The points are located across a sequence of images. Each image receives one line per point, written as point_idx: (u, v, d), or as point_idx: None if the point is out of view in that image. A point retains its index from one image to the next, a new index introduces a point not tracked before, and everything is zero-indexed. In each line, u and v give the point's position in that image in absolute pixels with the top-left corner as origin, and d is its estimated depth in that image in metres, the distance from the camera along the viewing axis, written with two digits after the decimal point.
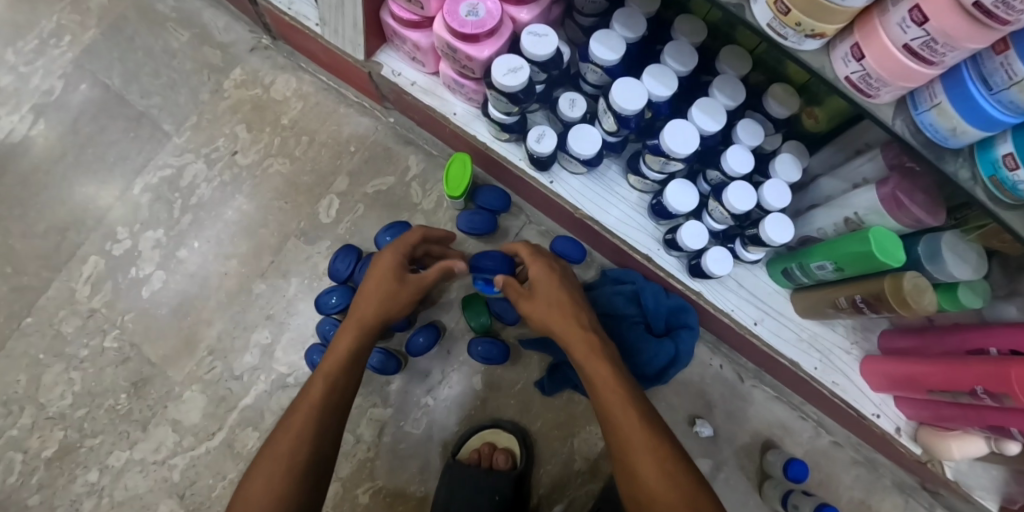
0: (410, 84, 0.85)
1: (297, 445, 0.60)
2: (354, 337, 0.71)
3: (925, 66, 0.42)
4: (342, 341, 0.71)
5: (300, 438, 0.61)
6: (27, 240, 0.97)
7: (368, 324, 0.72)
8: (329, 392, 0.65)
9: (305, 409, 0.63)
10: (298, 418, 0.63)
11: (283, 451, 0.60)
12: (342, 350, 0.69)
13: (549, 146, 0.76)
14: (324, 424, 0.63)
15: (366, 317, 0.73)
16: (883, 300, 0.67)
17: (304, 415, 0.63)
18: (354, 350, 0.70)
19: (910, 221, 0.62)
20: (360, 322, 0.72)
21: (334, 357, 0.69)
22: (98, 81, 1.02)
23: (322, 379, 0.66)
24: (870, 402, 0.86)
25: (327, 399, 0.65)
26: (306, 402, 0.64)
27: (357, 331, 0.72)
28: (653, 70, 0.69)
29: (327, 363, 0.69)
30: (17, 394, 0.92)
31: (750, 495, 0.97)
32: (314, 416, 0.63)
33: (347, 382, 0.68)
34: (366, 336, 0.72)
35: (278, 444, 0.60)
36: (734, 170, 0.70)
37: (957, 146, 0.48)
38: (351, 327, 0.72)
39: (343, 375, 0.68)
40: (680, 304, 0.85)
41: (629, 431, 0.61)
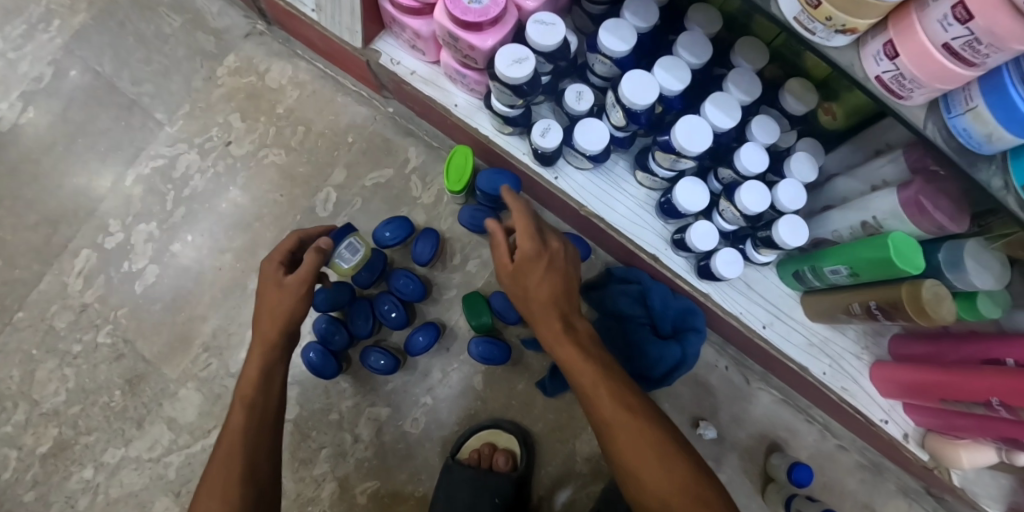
0: (409, 74, 0.82)
1: (225, 491, 0.59)
2: (260, 358, 0.67)
3: (965, 67, 0.39)
4: (249, 371, 0.67)
5: (228, 479, 0.60)
6: (18, 233, 0.94)
7: (273, 340, 0.68)
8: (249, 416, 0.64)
9: (230, 445, 0.62)
10: (219, 463, 0.61)
11: (217, 495, 0.59)
12: (254, 375, 0.67)
13: (554, 141, 0.73)
14: (253, 463, 0.62)
15: (271, 333, 0.68)
16: (899, 308, 0.65)
17: (228, 457, 0.61)
18: (267, 375, 0.67)
19: (932, 227, 0.60)
20: (263, 341, 0.68)
21: (248, 386, 0.66)
22: (88, 67, 0.98)
23: (241, 412, 0.64)
24: (879, 407, 0.84)
25: (248, 438, 0.63)
26: (229, 432, 0.63)
27: (264, 354, 0.67)
28: (666, 63, 0.66)
29: (245, 392, 0.66)
30: (10, 390, 0.90)
31: (752, 498, 0.96)
32: (240, 454, 0.61)
33: (265, 412, 0.65)
34: (278, 353, 0.68)
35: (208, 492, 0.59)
36: (747, 169, 0.67)
37: (991, 152, 0.45)
38: (256, 350, 0.68)
39: (262, 401, 0.65)
40: (688, 306, 0.82)
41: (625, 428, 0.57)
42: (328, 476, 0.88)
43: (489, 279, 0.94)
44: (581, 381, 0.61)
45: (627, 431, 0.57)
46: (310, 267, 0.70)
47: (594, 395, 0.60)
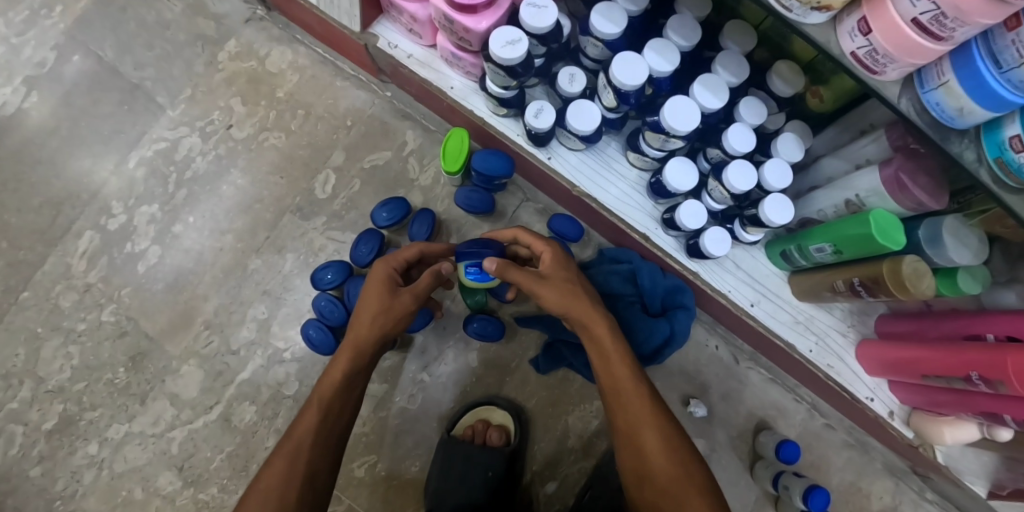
0: (406, 57, 0.83)
1: (283, 489, 0.60)
2: (347, 362, 0.69)
3: (935, 42, 0.41)
4: (334, 372, 0.69)
5: (288, 477, 0.61)
6: (23, 215, 0.96)
7: (362, 349, 0.70)
8: (321, 419, 0.66)
9: (295, 443, 0.64)
10: (284, 457, 0.62)
11: (272, 491, 0.60)
12: (338, 377, 0.68)
13: (547, 122, 0.75)
14: (315, 464, 0.63)
15: (363, 342, 0.70)
16: (881, 284, 0.67)
17: (291, 456, 0.62)
18: (348, 384, 0.69)
19: (911, 204, 0.62)
20: (355, 348, 0.69)
21: (326, 389, 0.67)
22: (90, 52, 1.00)
23: (315, 413, 0.66)
24: (865, 385, 0.86)
25: (315, 437, 0.64)
26: (299, 429, 0.65)
27: (351, 359, 0.69)
28: (655, 45, 0.67)
29: (323, 392, 0.67)
30: (16, 368, 0.92)
31: (741, 475, 0.98)
32: (303, 456, 0.63)
33: (337, 418, 0.67)
34: (360, 362, 0.70)
35: (266, 482, 0.61)
36: (735, 149, 0.69)
37: (963, 126, 0.47)
38: (346, 352, 0.70)
39: (336, 408, 0.67)
40: (677, 284, 0.85)
41: (641, 429, 0.63)
42: None
43: None
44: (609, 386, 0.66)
45: (649, 431, 0.63)
46: (423, 287, 0.74)
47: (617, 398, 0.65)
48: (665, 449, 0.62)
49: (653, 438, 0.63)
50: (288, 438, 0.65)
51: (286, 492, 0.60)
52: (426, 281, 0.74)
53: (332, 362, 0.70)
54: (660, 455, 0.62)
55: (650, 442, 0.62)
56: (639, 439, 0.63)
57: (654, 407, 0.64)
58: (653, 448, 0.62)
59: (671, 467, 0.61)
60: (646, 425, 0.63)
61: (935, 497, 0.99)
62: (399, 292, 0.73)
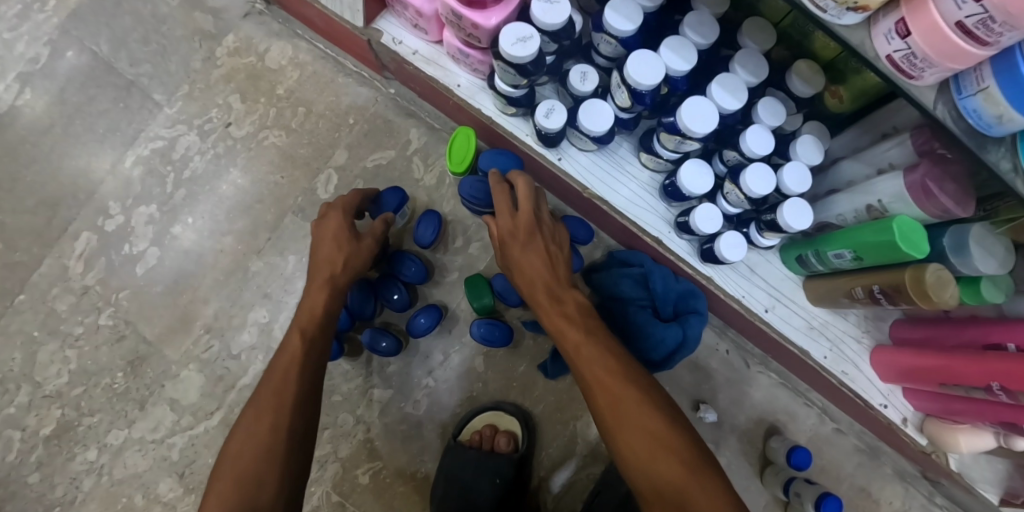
0: (411, 54, 0.81)
1: (275, 419, 0.60)
2: (324, 297, 0.73)
3: (978, 47, 0.38)
4: (279, 369, 0.65)
5: (280, 402, 0.61)
6: (18, 216, 0.94)
7: (334, 283, 0.74)
8: (307, 347, 0.67)
9: (281, 370, 0.64)
10: (270, 390, 0.62)
11: (263, 419, 0.60)
12: (315, 310, 0.71)
13: (558, 122, 0.72)
14: (305, 388, 0.64)
15: (335, 278, 0.75)
16: (902, 292, 0.65)
17: (280, 384, 0.63)
18: (313, 342, 0.68)
19: (937, 211, 0.59)
20: (331, 281, 0.74)
21: (305, 326, 0.70)
22: (85, 48, 0.97)
23: (298, 342, 0.67)
24: (878, 391, 0.85)
25: (279, 434, 0.59)
26: (285, 358, 0.65)
27: (324, 291, 0.73)
28: (671, 43, 0.65)
29: (302, 324, 0.70)
30: (13, 372, 0.90)
31: (751, 480, 0.97)
32: (292, 382, 0.63)
33: (319, 347, 0.69)
34: (336, 296, 0.74)
35: (255, 415, 0.60)
36: (753, 151, 0.67)
37: (1001, 134, 0.44)
38: (318, 287, 0.74)
39: (317, 337, 0.69)
40: (689, 289, 0.82)
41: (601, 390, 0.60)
42: (330, 457, 0.88)
43: (492, 262, 0.94)
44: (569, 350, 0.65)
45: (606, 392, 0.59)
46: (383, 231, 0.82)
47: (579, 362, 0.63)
48: (658, 446, 0.55)
49: (643, 434, 0.56)
50: (234, 443, 0.59)
51: (279, 417, 0.60)
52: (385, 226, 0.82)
53: (275, 359, 0.66)
54: (654, 453, 0.54)
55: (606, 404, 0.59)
56: (627, 441, 0.56)
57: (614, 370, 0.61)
58: (644, 445, 0.55)
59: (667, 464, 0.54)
60: (632, 425, 0.56)
61: (946, 504, 0.98)
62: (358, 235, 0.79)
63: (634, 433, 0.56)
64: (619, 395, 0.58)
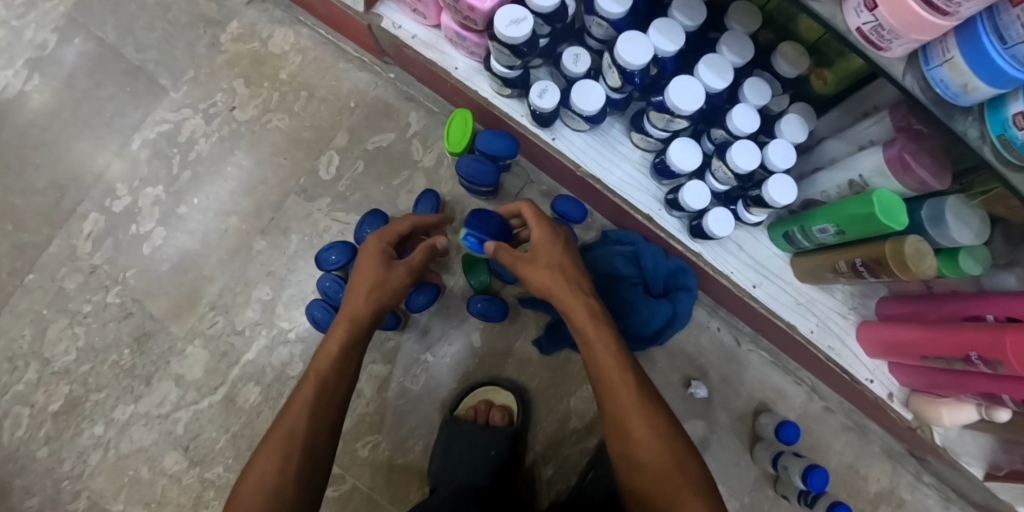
0: (410, 38, 0.83)
1: (281, 468, 0.59)
2: (346, 333, 0.69)
3: (940, 17, 0.41)
4: (292, 411, 0.63)
5: (289, 449, 0.60)
6: (27, 197, 0.96)
7: (359, 316, 0.70)
8: (320, 393, 0.64)
9: (293, 413, 0.63)
10: (281, 430, 0.61)
11: (271, 469, 0.59)
12: (335, 348, 0.68)
13: (551, 102, 0.74)
14: (315, 433, 0.62)
15: (361, 312, 0.70)
16: (882, 263, 0.67)
17: (290, 427, 0.61)
18: (333, 384, 0.66)
19: (914, 184, 0.62)
20: (351, 318, 0.69)
21: (326, 367, 0.66)
22: (92, 35, 0.99)
23: (313, 383, 0.65)
24: (864, 366, 0.87)
25: (283, 487, 0.58)
26: (296, 401, 0.63)
27: (346, 327, 0.69)
28: (660, 25, 0.67)
29: (323, 365, 0.66)
30: (22, 349, 0.93)
31: (741, 456, 0.99)
32: (302, 426, 0.62)
33: (335, 390, 0.66)
34: (358, 330, 0.70)
35: (262, 464, 0.59)
36: (739, 129, 0.69)
37: (967, 103, 0.47)
38: (342, 321, 0.70)
39: (333, 379, 0.66)
40: (679, 266, 0.85)
41: (631, 415, 0.61)
42: None
43: None
44: (598, 369, 0.64)
45: (634, 416, 0.61)
46: (415, 260, 0.76)
47: (608, 383, 0.63)
48: (680, 481, 0.58)
49: (664, 466, 0.59)
50: (244, 486, 0.59)
51: (286, 469, 0.59)
52: (421, 252, 0.77)
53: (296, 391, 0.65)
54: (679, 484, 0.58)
55: (637, 428, 0.61)
56: (651, 468, 0.59)
57: (644, 397, 0.62)
58: (670, 475, 0.59)
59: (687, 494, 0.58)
60: (659, 456, 0.60)
61: (933, 481, 1.01)
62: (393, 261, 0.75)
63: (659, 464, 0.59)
64: (649, 426, 0.61)
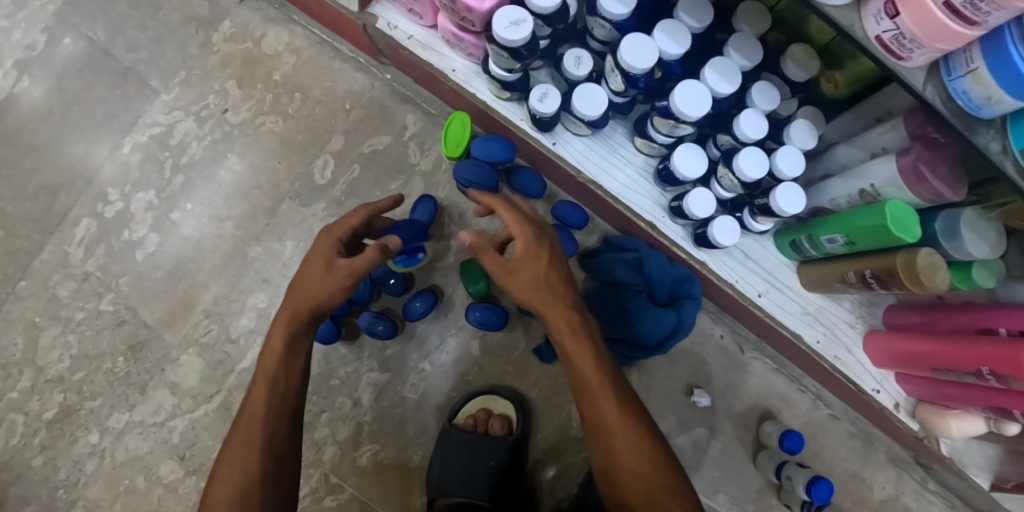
0: (406, 38, 0.81)
1: (247, 457, 0.61)
2: (284, 330, 0.64)
3: (967, 26, 0.38)
4: (249, 408, 0.63)
5: (253, 434, 0.61)
6: (17, 203, 0.94)
7: (297, 315, 0.64)
8: (272, 388, 0.63)
9: (251, 409, 0.63)
10: (241, 428, 0.62)
11: (237, 459, 0.61)
12: (278, 347, 0.64)
13: (552, 106, 0.72)
14: (274, 426, 0.63)
15: (298, 312, 0.64)
16: (894, 276, 0.65)
17: (249, 424, 0.62)
18: (282, 379, 0.64)
19: (929, 195, 0.59)
20: (290, 317, 0.63)
21: (269, 366, 0.64)
22: (81, 35, 0.97)
23: (263, 383, 0.64)
24: (871, 376, 0.85)
25: (250, 472, 0.60)
26: (252, 399, 0.63)
27: (286, 328, 0.64)
28: (666, 26, 0.64)
29: (268, 364, 0.64)
30: (15, 357, 0.92)
31: (744, 464, 0.98)
32: (260, 422, 0.62)
33: (287, 386, 0.64)
34: (298, 328, 0.65)
35: (229, 458, 0.61)
36: (746, 135, 0.67)
37: (990, 116, 0.44)
38: (281, 321, 0.65)
39: (282, 376, 0.64)
40: (685, 274, 0.83)
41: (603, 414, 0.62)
42: (328, 439, 0.90)
43: None
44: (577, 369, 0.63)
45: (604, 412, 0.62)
46: (363, 262, 0.63)
47: (587, 385, 0.63)
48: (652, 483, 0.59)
49: (647, 477, 0.59)
50: (218, 476, 0.61)
51: (250, 462, 0.60)
52: (364, 252, 0.63)
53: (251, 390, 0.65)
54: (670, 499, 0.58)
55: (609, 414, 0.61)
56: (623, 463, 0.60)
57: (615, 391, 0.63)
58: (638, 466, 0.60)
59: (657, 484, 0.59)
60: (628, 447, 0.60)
61: (938, 489, 0.99)
62: (338, 261, 0.64)
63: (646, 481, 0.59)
64: (614, 431, 0.61)
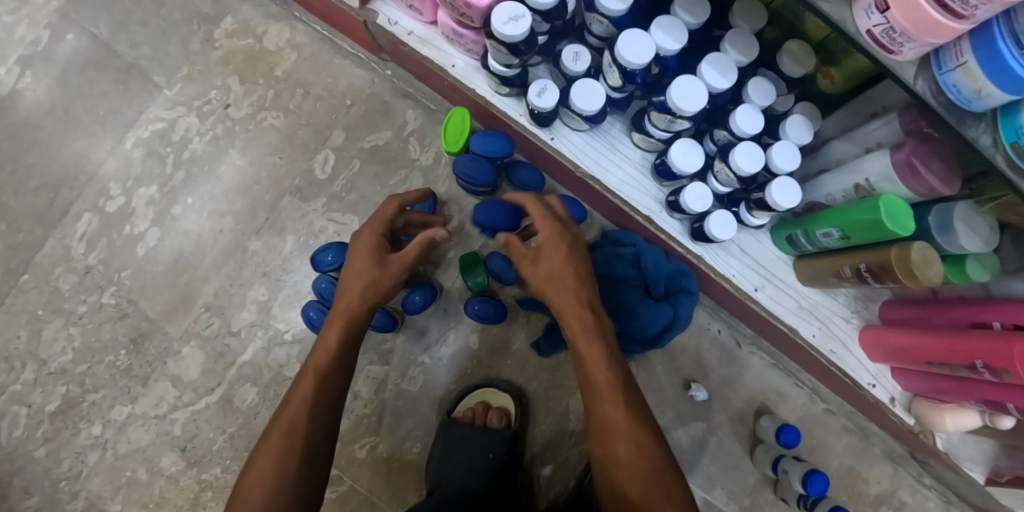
0: (407, 34, 0.82)
1: (285, 454, 0.58)
2: (341, 329, 0.68)
3: (954, 21, 0.39)
4: (293, 404, 0.62)
5: (293, 429, 0.60)
6: (21, 197, 0.95)
7: (354, 313, 0.69)
8: (321, 384, 0.64)
9: (293, 406, 0.62)
10: (281, 424, 0.60)
11: (273, 454, 0.58)
12: (332, 343, 0.67)
13: (550, 101, 0.73)
14: (315, 425, 0.62)
15: (356, 309, 0.69)
16: (888, 270, 0.66)
17: (291, 420, 0.61)
18: (332, 377, 0.65)
19: (923, 189, 0.60)
20: (347, 314, 0.68)
21: (323, 362, 0.65)
22: (84, 31, 0.98)
23: (312, 379, 0.64)
24: (867, 371, 0.86)
25: (285, 470, 0.58)
26: (296, 394, 0.63)
27: (342, 325, 0.68)
28: (663, 22, 0.65)
29: (319, 361, 0.66)
30: (19, 350, 0.92)
31: (741, 459, 0.99)
32: (303, 418, 0.61)
33: (335, 385, 0.65)
34: (354, 327, 0.69)
35: (265, 454, 0.58)
36: (742, 130, 0.67)
37: (980, 109, 0.45)
38: (337, 321, 0.68)
39: (332, 375, 0.65)
40: (681, 268, 0.84)
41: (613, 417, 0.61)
42: None
43: (487, 241, 0.95)
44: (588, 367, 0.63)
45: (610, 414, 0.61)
46: (411, 253, 0.72)
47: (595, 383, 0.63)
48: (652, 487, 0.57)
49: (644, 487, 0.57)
50: (247, 477, 0.58)
51: (289, 458, 0.58)
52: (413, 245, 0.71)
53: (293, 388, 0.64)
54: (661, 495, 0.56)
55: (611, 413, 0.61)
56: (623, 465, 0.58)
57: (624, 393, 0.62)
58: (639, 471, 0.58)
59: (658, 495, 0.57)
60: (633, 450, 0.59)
61: (933, 483, 1.00)
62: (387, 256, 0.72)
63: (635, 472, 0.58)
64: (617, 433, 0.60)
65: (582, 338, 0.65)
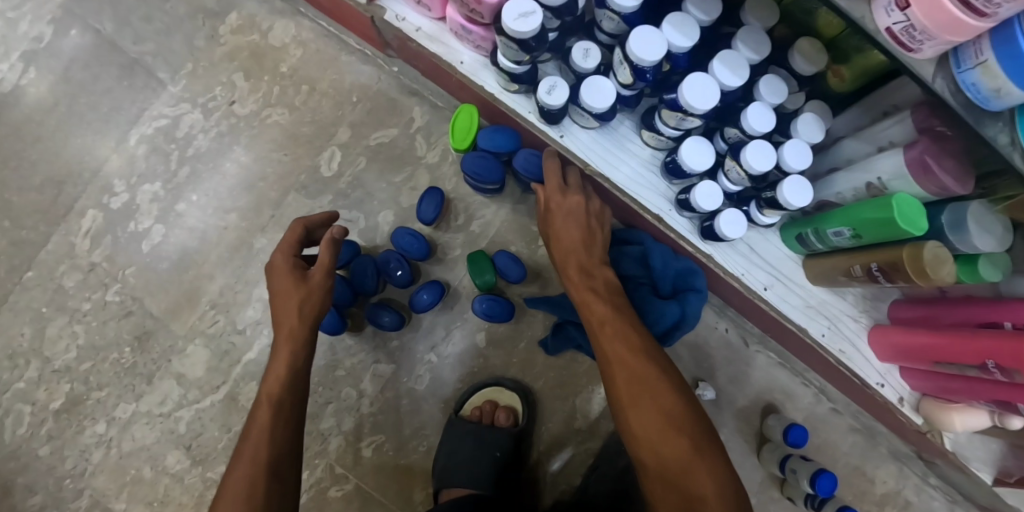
0: (414, 30, 0.81)
1: (251, 488, 0.56)
2: (291, 351, 0.68)
3: (975, 18, 0.38)
4: (250, 438, 0.61)
5: (256, 459, 0.58)
6: (24, 194, 0.95)
7: (297, 332, 0.69)
8: (277, 411, 0.63)
9: (253, 439, 0.60)
10: (244, 457, 0.59)
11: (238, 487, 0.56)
12: (282, 367, 0.67)
13: (560, 98, 0.72)
14: (278, 453, 0.60)
15: (297, 327, 0.69)
16: (900, 269, 0.65)
17: (253, 451, 0.59)
18: (287, 402, 0.64)
19: (935, 188, 0.59)
20: (291, 334, 0.68)
21: (274, 389, 0.65)
22: (88, 26, 0.97)
23: (266, 409, 0.63)
24: (875, 371, 0.86)
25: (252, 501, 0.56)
26: (256, 426, 0.61)
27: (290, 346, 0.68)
28: (675, 18, 0.65)
29: (273, 388, 0.65)
30: (23, 347, 0.92)
31: (747, 457, 0.98)
32: (264, 449, 0.59)
33: (291, 410, 0.64)
34: (303, 347, 0.69)
35: (230, 490, 0.56)
36: (754, 128, 0.67)
37: (999, 108, 0.44)
38: (282, 337, 0.69)
39: (286, 400, 0.64)
40: (689, 267, 0.82)
41: (619, 360, 0.60)
42: (334, 430, 0.90)
43: (494, 238, 0.95)
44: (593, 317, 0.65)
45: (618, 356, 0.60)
46: (328, 259, 0.74)
47: (602, 330, 0.63)
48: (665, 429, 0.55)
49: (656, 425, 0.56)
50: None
51: (254, 490, 0.56)
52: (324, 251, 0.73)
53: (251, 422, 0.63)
54: (681, 448, 0.54)
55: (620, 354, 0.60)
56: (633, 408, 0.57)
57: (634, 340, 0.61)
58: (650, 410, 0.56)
59: (673, 441, 0.55)
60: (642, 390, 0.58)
61: (940, 483, 0.99)
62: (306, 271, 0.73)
63: (645, 414, 0.56)
64: (628, 375, 0.58)
65: (590, 302, 0.66)
